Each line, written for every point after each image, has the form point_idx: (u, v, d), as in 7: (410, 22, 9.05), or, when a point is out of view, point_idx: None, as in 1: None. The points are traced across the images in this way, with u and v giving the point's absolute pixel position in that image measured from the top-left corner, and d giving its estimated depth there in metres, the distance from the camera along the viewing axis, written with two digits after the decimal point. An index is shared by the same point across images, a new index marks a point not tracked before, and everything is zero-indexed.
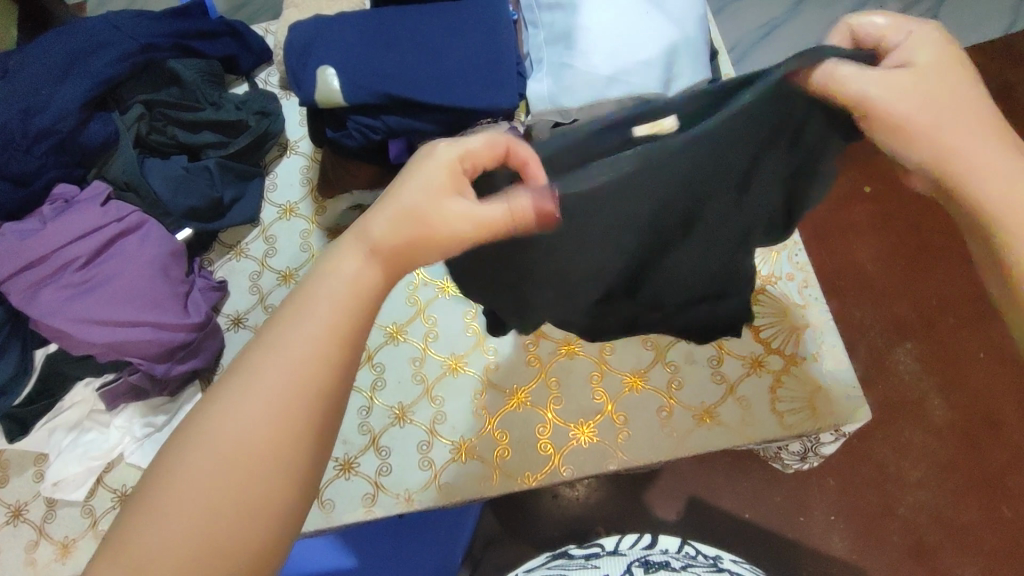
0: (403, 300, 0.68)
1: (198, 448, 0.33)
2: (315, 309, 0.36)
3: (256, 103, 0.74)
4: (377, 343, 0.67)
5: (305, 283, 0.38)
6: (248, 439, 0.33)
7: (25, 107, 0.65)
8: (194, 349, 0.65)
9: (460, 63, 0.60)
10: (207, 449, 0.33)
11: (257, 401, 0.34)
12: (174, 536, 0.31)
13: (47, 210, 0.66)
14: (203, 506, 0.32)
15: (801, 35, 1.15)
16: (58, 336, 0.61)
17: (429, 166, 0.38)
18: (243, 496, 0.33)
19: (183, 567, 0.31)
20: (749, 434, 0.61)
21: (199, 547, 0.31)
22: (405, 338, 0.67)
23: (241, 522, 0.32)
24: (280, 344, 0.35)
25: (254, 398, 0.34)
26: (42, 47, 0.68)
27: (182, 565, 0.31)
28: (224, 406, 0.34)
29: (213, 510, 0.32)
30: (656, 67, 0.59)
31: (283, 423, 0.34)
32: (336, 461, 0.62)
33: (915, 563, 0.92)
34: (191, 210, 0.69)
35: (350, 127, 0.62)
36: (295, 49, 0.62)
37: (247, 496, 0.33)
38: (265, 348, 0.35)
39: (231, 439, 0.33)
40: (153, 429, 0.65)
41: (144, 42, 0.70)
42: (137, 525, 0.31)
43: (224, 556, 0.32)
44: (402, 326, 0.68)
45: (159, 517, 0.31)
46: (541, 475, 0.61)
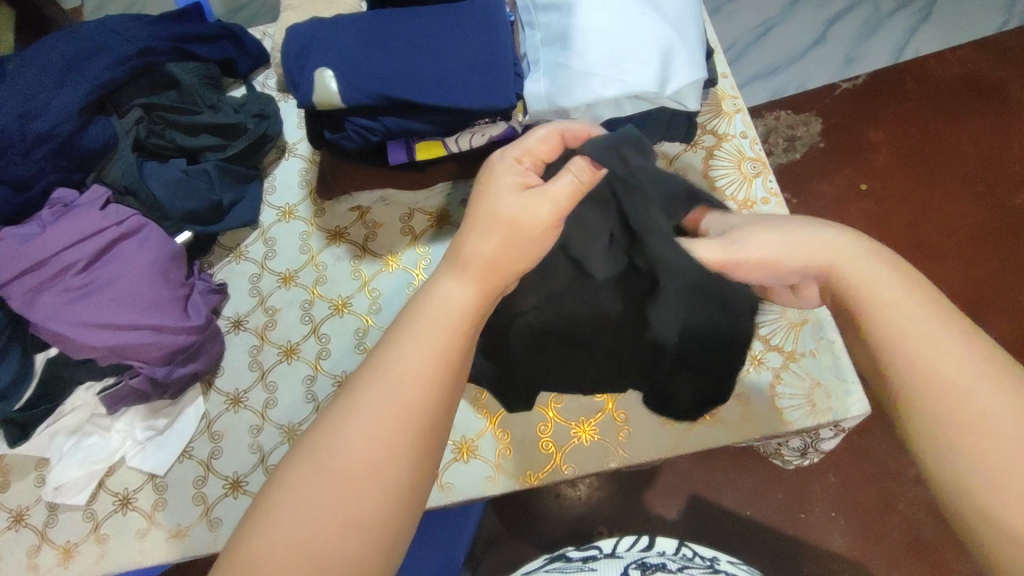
0: (350, 274, 0.71)
1: (321, 451, 0.36)
2: (422, 329, 0.40)
3: (254, 105, 0.74)
4: (323, 316, 0.69)
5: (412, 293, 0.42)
6: (363, 446, 0.36)
7: (23, 111, 0.65)
8: (195, 352, 0.65)
9: (457, 64, 0.60)
10: (329, 454, 0.36)
11: (369, 420, 0.36)
12: (295, 529, 0.34)
13: (45, 214, 0.66)
14: (323, 517, 0.34)
15: (795, 33, 1.16)
16: (58, 340, 0.61)
17: (501, 186, 0.46)
18: (358, 494, 0.35)
19: (306, 562, 0.33)
20: (748, 431, 0.62)
21: (317, 541, 0.34)
22: (349, 310, 0.69)
23: (356, 516, 0.35)
24: (397, 370, 0.38)
25: (372, 416, 0.36)
26: (39, 50, 0.68)
27: (305, 559, 0.33)
28: (342, 417, 0.37)
29: (329, 504, 0.34)
30: (652, 67, 0.59)
31: (399, 462, 0.36)
32: (280, 429, 0.65)
33: (913, 561, 0.92)
34: (189, 213, 0.69)
35: (348, 129, 0.62)
36: (292, 53, 0.62)
37: (350, 511, 0.35)
38: (382, 364, 0.38)
39: (346, 459, 0.35)
40: (155, 432, 0.65)
41: (142, 46, 0.70)
42: (262, 519, 0.35)
43: (341, 550, 0.34)
44: (348, 299, 0.70)
45: (270, 521, 0.34)
46: (542, 474, 0.62)
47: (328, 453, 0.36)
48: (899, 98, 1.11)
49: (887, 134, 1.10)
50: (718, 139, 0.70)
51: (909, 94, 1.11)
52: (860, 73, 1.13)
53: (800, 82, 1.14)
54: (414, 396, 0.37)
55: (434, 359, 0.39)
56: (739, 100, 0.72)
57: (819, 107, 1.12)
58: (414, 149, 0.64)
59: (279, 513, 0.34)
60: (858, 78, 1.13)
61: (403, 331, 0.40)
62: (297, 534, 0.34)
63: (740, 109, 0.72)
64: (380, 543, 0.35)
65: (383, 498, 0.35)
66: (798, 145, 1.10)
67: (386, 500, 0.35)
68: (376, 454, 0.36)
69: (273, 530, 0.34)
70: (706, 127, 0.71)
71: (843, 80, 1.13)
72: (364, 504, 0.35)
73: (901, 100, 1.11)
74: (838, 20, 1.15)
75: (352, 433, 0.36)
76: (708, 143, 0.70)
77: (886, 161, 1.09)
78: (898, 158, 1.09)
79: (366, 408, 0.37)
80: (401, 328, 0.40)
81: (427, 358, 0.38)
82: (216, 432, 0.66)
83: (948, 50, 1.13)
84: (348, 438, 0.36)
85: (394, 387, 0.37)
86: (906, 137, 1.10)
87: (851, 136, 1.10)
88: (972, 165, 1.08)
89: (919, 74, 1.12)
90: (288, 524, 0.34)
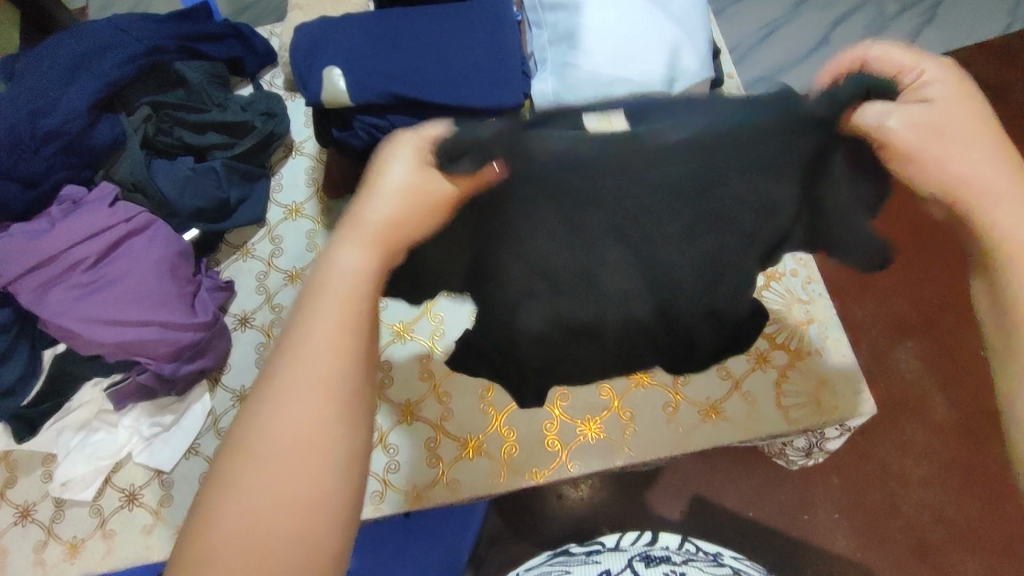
0: None
1: (255, 431, 0.33)
2: (331, 298, 0.37)
3: (263, 104, 0.74)
4: None
5: (323, 262, 0.39)
6: (299, 417, 0.33)
7: (32, 109, 0.65)
8: (202, 349, 0.65)
9: (466, 64, 0.60)
10: (263, 434, 0.33)
11: (301, 391, 0.34)
12: (241, 518, 0.31)
13: (55, 211, 0.66)
14: (254, 520, 0.31)
15: (800, 34, 1.16)
16: (66, 336, 0.62)
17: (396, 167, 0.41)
18: (299, 471, 0.33)
19: (256, 548, 0.31)
20: (754, 429, 0.62)
21: (265, 525, 0.31)
22: None
23: (302, 494, 0.32)
24: (315, 341, 0.35)
25: (300, 388, 0.34)
26: (49, 49, 0.68)
27: (254, 546, 0.31)
28: (270, 396, 0.34)
29: (272, 485, 0.32)
30: (660, 66, 0.59)
31: (333, 431, 0.34)
32: None
33: (917, 562, 0.92)
34: (197, 210, 0.70)
35: (356, 127, 0.62)
36: (301, 51, 0.62)
37: (292, 487, 0.32)
38: (302, 330, 0.36)
39: (281, 435, 0.33)
40: (161, 429, 0.66)
41: (151, 44, 0.70)
42: (207, 511, 0.32)
43: (293, 530, 0.32)
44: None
45: (214, 513, 0.32)
46: (548, 471, 0.62)
47: (262, 434, 0.33)
48: None
49: None
50: None
51: None
52: None
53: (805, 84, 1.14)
54: (326, 366, 0.35)
55: (349, 324, 0.36)
56: None
57: None
58: None
59: (211, 517, 0.32)
60: None
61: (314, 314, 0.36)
62: (242, 522, 0.31)
63: None
64: (336, 519, 0.33)
65: (324, 469, 0.33)
66: None
67: (330, 470, 0.33)
68: (308, 425, 0.33)
69: (204, 551, 0.31)
70: None
71: None
72: (308, 479, 0.33)
73: None
74: (842, 22, 1.16)
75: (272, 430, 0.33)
76: None
77: None
78: None
79: (293, 384, 0.34)
80: (308, 298, 0.37)
81: (338, 323, 0.36)
82: (223, 428, 0.66)
83: (953, 52, 1.12)
84: (280, 413, 0.34)
85: (317, 351, 0.35)
86: None
87: None
88: None
89: None
90: (234, 514, 0.32)
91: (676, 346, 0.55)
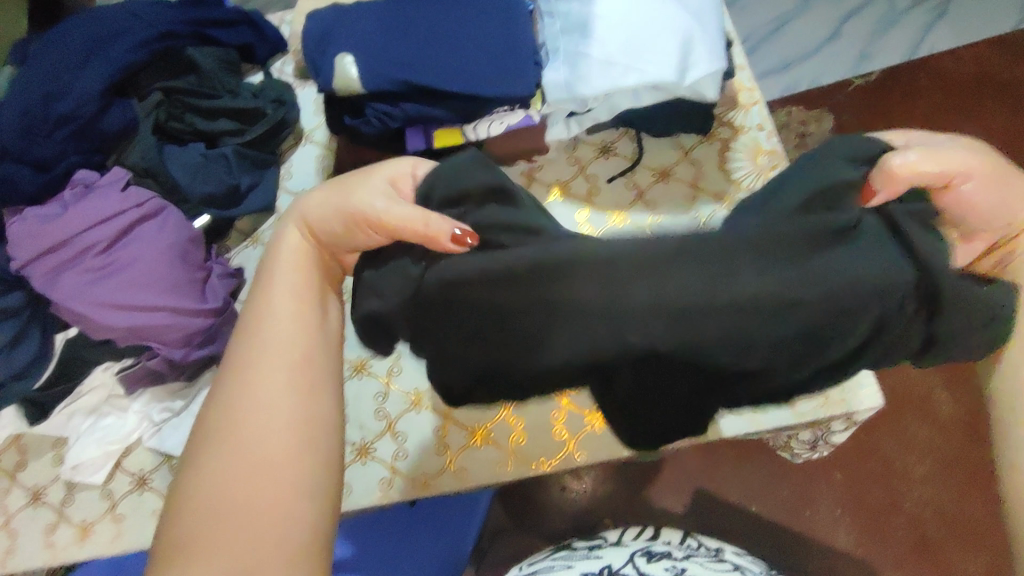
0: None
1: (226, 415, 0.37)
2: (281, 279, 0.42)
3: (273, 91, 0.74)
4: None
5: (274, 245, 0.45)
6: (258, 399, 0.37)
7: (45, 92, 0.65)
8: (212, 335, 0.66)
9: (478, 52, 0.60)
10: (229, 417, 0.37)
11: (255, 376, 0.38)
12: (214, 493, 0.34)
13: (67, 195, 0.66)
14: (234, 489, 0.34)
15: (811, 27, 1.14)
16: (79, 320, 0.62)
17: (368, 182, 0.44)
18: (262, 437, 0.36)
19: (233, 514, 0.34)
20: (762, 422, 0.62)
21: (243, 490, 0.34)
22: None
23: (267, 456, 0.36)
24: (268, 326, 0.40)
25: (254, 371, 0.38)
26: (62, 33, 0.68)
27: (232, 513, 0.34)
28: (235, 385, 0.38)
29: (243, 459, 0.35)
30: (672, 57, 0.59)
31: (288, 401, 0.37)
32: None
33: (916, 557, 0.93)
34: (208, 196, 0.70)
35: (368, 115, 0.62)
36: (313, 37, 0.62)
37: (259, 456, 0.36)
38: (258, 323, 0.40)
39: (243, 414, 0.36)
40: (171, 414, 0.66)
41: (163, 30, 0.70)
42: (182, 500, 0.35)
43: (261, 493, 0.35)
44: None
45: (194, 495, 0.35)
46: (555, 461, 0.63)
47: (229, 415, 0.37)
48: (913, 95, 1.11)
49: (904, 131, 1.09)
50: (734, 132, 0.70)
51: (922, 91, 1.11)
52: (874, 69, 1.12)
53: (814, 78, 1.13)
54: (282, 339, 0.39)
55: (296, 303, 0.41)
56: (756, 92, 0.71)
57: (834, 103, 1.11)
58: (432, 137, 0.64)
59: (191, 499, 0.35)
60: (871, 74, 1.12)
61: (256, 296, 0.41)
62: (216, 499, 0.34)
63: (758, 101, 0.71)
64: (303, 478, 0.36)
65: (284, 433, 0.36)
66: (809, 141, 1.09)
67: (288, 433, 0.37)
68: (268, 402, 0.37)
69: (181, 536, 0.34)
70: (722, 119, 0.71)
71: (856, 76, 1.12)
72: (270, 443, 0.36)
73: (915, 96, 1.11)
74: (853, 17, 1.14)
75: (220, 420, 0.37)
76: (725, 135, 0.70)
77: None
78: None
79: (246, 367, 0.38)
80: (260, 289, 0.42)
81: (285, 303, 0.41)
82: None
83: (961, 49, 1.12)
84: (242, 398, 0.37)
85: (270, 337, 0.39)
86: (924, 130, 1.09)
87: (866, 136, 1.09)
88: None
89: (933, 73, 1.12)
90: (207, 490, 0.35)
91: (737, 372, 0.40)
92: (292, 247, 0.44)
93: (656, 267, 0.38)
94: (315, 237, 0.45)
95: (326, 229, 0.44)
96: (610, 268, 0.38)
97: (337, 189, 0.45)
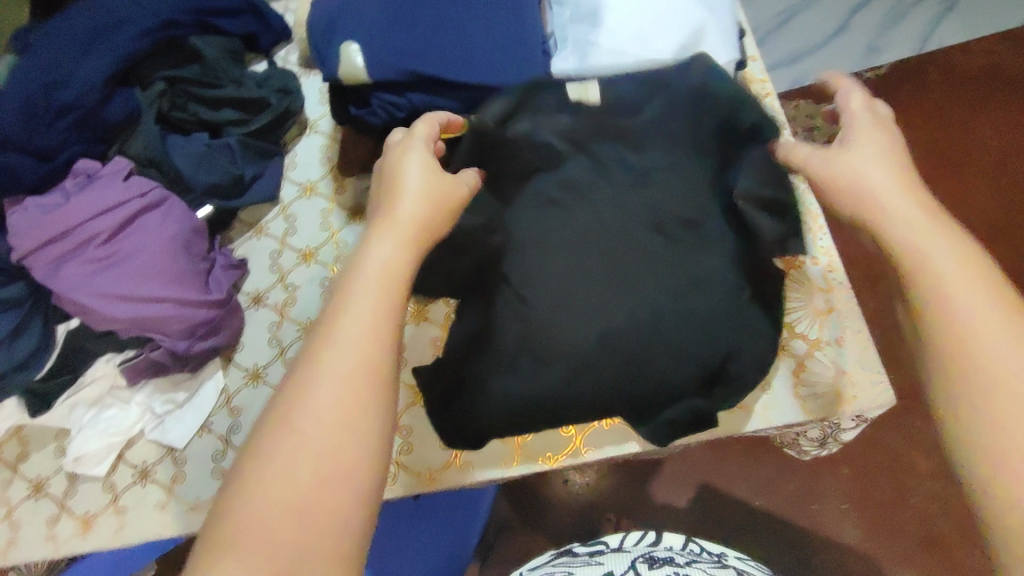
0: None
1: (300, 410, 0.33)
2: (364, 280, 0.38)
3: (278, 81, 0.74)
4: None
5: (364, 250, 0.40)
6: (333, 399, 0.34)
7: (48, 81, 0.65)
8: (215, 328, 0.65)
9: (486, 42, 0.59)
10: (304, 411, 0.33)
11: (333, 374, 0.34)
12: (276, 491, 0.31)
13: (69, 185, 0.66)
14: (296, 491, 0.32)
15: (820, 20, 1.13)
16: (81, 312, 0.61)
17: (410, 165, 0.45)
18: (334, 445, 0.33)
19: (289, 521, 0.31)
20: (772, 419, 0.62)
21: (303, 494, 0.32)
22: None
23: (334, 468, 0.32)
24: (352, 323, 0.36)
25: (334, 366, 0.35)
26: (65, 21, 0.68)
27: (288, 519, 0.31)
28: (312, 378, 0.34)
29: (311, 459, 0.32)
30: (682, 46, 0.58)
31: (363, 410, 0.34)
32: None
33: (925, 554, 0.92)
34: (212, 186, 0.69)
35: (374, 104, 0.61)
36: (319, 27, 0.62)
37: (326, 464, 0.32)
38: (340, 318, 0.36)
39: (318, 411, 0.33)
40: (173, 406, 0.65)
41: (166, 18, 0.69)
42: (243, 490, 0.32)
43: (323, 501, 0.32)
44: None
45: (255, 488, 0.32)
46: (563, 457, 0.62)
47: (300, 408, 0.33)
48: (921, 87, 1.09)
49: (911, 125, 1.08)
50: None
51: (932, 85, 1.09)
52: (883, 63, 1.11)
53: (823, 70, 1.11)
54: (364, 341, 0.36)
55: (383, 312, 0.37)
56: (768, 84, 0.71)
57: None
58: None
59: (248, 490, 0.32)
60: (880, 68, 1.11)
61: (342, 291, 0.37)
62: (278, 497, 0.31)
63: (770, 94, 0.71)
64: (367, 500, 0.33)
65: (357, 446, 0.33)
66: None
67: (361, 447, 0.33)
68: (344, 408, 0.34)
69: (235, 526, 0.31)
70: None
71: (864, 69, 1.11)
72: (341, 453, 0.33)
73: (923, 89, 1.09)
74: (862, 9, 1.12)
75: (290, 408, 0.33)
76: None
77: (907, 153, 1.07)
78: (922, 150, 1.07)
79: (327, 364, 0.35)
80: (346, 284, 0.38)
81: (370, 306, 0.37)
82: (235, 406, 0.66)
83: (970, 42, 1.10)
84: (318, 391, 0.34)
85: (355, 336, 0.36)
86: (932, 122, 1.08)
87: None
88: (997, 159, 1.06)
89: (943, 65, 1.10)
90: (271, 486, 0.32)
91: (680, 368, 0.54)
92: (389, 248, 0.40)
93: (605, 284, 0.55)
94: (415, 241, 0.41)
95: (414, 215, 0.42)
96: (563, 281, 0.55)
97: (394, 184, 0.45)
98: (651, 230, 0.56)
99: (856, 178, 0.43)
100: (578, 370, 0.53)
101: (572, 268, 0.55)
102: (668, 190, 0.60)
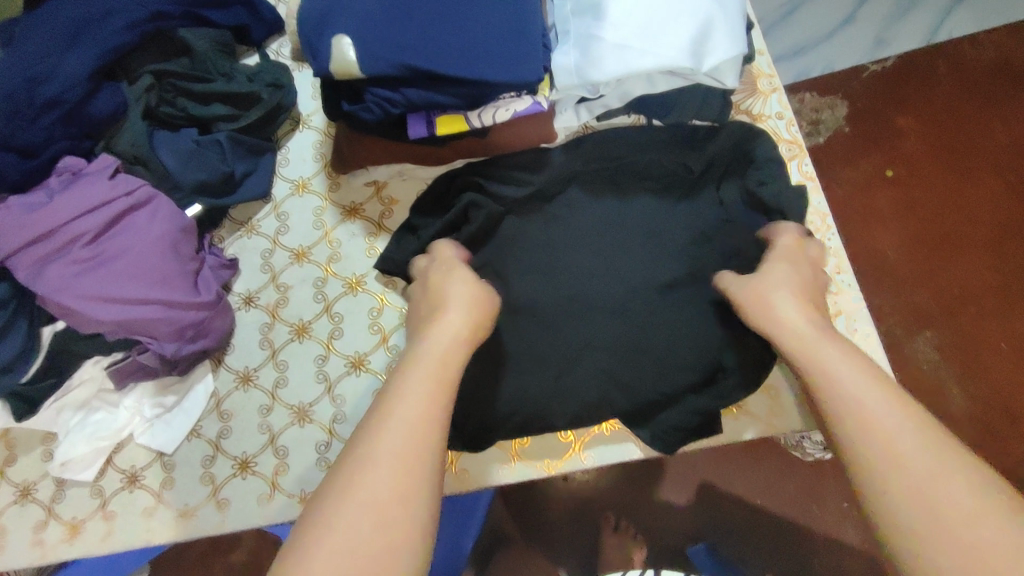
0: (364, 252, 0.69)
1: (356, 486, 0.37)
2: (411, 376, 0.44)
3: (268, 75, 0.71)
4: (336, 293, 0.67)
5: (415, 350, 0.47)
6: (389, 479, 0.38)
7: (31, 76, 0.62)
8: (204, 330, 0.63)
9: (484, 36, 0.57)
10: (360, 487, 0.37)
11: (386, 459, 0.38)
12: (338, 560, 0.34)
13: (54, 184, 0.64)
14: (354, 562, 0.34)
15: (827, 11, 1.10)
16: (66, 314, 0.59)
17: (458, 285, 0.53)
18: (390, 522, 0.36)
19: None
20: (775, 425, 0.61)
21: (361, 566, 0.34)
22: (363, 289, 0.67)
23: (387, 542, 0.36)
24: (402, 417, 0.41)
25: (388, 448, 0.39)
26: (49, 11, 0.65)
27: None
28: (366, 461, 0.39)
29: (367, 532, 0.36)
30: (688, 40, 0.56)
31: (412, 490, 0.38)
32: (291, 409, 0.64)
33: None
34: (200, 184, 0.67)
35: (368, 101, 0.59)
36: (311, 18, 0.59)
37: (381, 540, 0.35)
38: (391, 407, 0.42)
39: (374, 489, 0.37)
40: (163, 410, 0.64)
41: (153, 9, 0.66)
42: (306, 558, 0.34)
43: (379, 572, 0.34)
44: (363, 277, 0.68)
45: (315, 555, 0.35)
46: (560, 464, 0.62)
47: (357, 484, 0.37)
48: (931, 81, 1.06)
49: (918, 121, 1.05)
50: (752, 119, 0.68)
51: (942, 78, 1.06)
52: (891, 55, 1.08)
53: (829, 63, 1.08)
54: (414, 428, 0.40)
55: (429, 404, 0.42)
56: (774, 78, 0.69)
57: (847, 90, 1.07)
58: (435, 123, 0.60)
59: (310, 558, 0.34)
60: (888, 60, 1.08)
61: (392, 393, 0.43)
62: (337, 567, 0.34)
63: (776, 88, 0.69)
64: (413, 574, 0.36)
65: (408, 521, 0.37)
66: (821, 130, 1.06)
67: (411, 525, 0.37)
68: (397, 486, 0.38)
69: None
70: (740, 106, 0.69)
71: (873, 61, 1.08)
72: (395, 530, 0.36)
73: (933, 83, 1.06)
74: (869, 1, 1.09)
75: (342, 481, 0.38)
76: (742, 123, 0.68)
77: (915, 148, 1.05)
78: (928, 146, 1.05)
79: (381, 451, 0.39)
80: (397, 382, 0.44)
81: (419, 399, 0.42)
82: (226, 410, 0.65)
83: (981, 34, 1.07)
84: (374, 472, 0.38)
85: (408, 426, 0.40)
86: (941, 116, 1.05)
87: (878, 123, 1.06)
88: (1009, 154, 1.03)
89: (952, 58, 1.07)
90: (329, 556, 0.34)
91: (683, 371, 0.57)
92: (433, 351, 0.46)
93: (600, 307, 0.58)
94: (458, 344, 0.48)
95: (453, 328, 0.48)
96: (566, 304, 0.58)
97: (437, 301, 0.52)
98: (650, 252, 0.59)
99: (767, 307, 0.49)
100: (579, 358, 0.57)
101: (569, 298, 0.58)
102: (663, 207, 0.61)
